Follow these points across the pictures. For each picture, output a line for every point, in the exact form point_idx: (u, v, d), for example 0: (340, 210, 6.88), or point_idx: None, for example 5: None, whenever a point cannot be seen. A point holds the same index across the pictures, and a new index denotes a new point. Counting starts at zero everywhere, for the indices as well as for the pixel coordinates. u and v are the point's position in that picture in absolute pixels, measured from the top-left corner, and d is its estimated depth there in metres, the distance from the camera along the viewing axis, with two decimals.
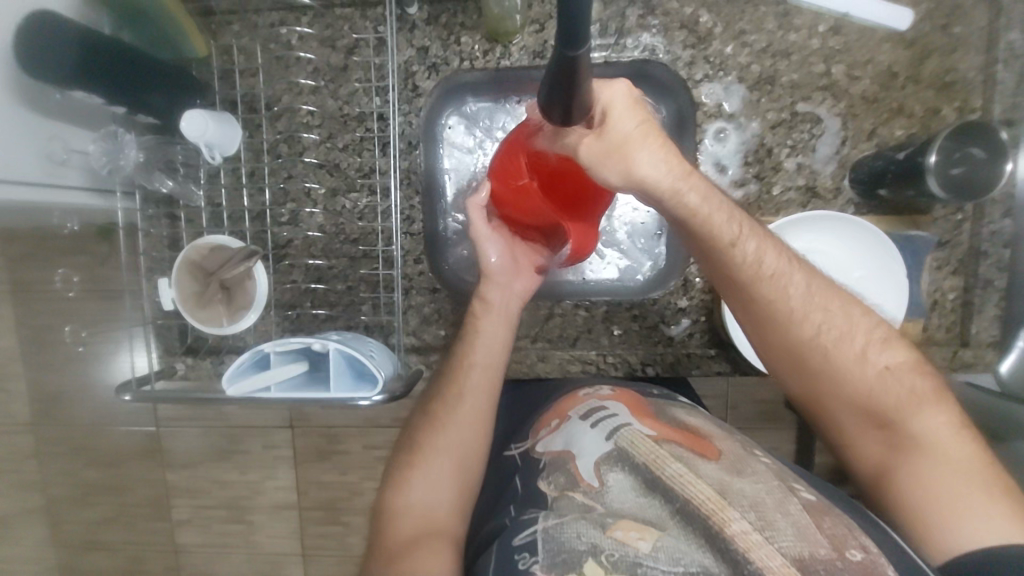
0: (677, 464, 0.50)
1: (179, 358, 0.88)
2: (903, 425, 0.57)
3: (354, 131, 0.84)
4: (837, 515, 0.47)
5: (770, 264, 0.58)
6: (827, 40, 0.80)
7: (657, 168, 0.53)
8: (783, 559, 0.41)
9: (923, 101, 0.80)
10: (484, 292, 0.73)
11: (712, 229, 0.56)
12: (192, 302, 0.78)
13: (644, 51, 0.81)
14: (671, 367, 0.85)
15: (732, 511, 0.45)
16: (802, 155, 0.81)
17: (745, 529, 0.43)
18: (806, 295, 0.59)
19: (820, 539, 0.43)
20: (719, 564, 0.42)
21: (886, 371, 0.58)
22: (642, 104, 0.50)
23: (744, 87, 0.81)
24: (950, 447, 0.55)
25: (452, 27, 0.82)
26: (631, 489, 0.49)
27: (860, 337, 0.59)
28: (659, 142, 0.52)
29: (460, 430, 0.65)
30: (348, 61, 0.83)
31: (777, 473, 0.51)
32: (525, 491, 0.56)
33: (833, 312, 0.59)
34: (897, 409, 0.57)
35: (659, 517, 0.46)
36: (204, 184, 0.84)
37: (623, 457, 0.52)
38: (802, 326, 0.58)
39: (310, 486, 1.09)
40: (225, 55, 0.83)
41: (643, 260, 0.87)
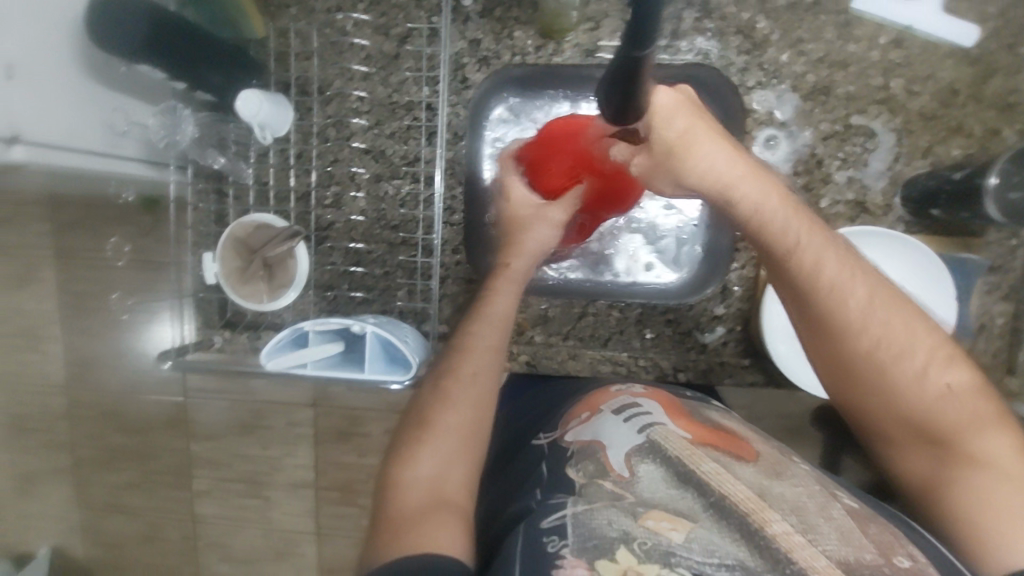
0: (711, 462, 0.50)
1: (218, 331, 0.90)
2: (959, 441, 0.54)
3: (402, 119, 0.85)
4: (881, 523, 0.46)
5: (833, 273, 0.55)
6: (887, 53, 0.78)
7: (713, 168, 0.55)
8: (828, 560, 0.41)
9: (983, 121, 0.78)
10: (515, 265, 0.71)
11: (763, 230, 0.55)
12: (233, 278, 0.80)
13: (698, 54, 0.80)
14: (703, 374, 0.86)
15: (773, 513, 0.45)
16: (853, 168, 0.79)
17: (787, 530, 0.43)
18: (866, 304, 0.55)
19: (867, 544, 0.43)
20: (759, 561, 0.41)
21: (946, 390, 0.54)
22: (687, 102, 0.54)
23: (797, 96, 0.79)
24: (1010, 466, 0.52)
25: (506, 21, 0.83)
26: (662, 480, 0.49)
27: (920, 350, 0.55)
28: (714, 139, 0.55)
29: (473, 402, 0.61)
30: (401, 50, 0.84)
31: (818, 479, 0.51)
32: (551, 477, 0.56)
33: (894, 325, 0.55)
34: (954, 424, 0.54)
35: (691, 509, 0.46)
36: (253, 163, 0.85)
37: (654, 450, 0.53)
38: (860, 336, 0.54)
39: (328, 466, 1.07)
40: (281, 37, 0.84)
41: (678, 266, 0.87)
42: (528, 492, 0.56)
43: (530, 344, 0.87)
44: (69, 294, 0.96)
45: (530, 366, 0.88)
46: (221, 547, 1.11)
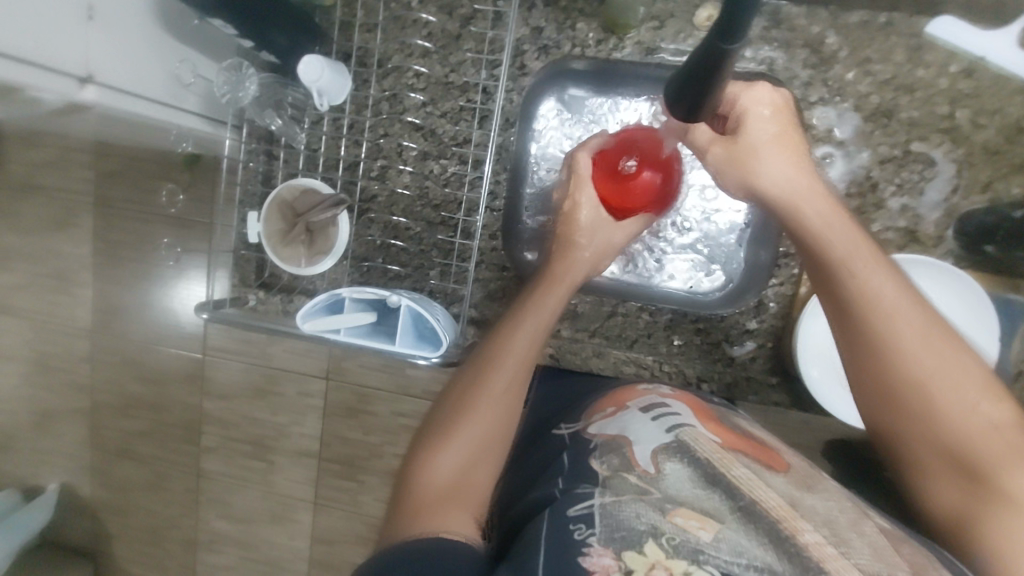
0: (743, 468, 0.50)
1: (253, 291, 0.91)
2: (999, 480, 0.49)
3: (456, 99, 0.85)
4: (915, 545, 0.45)
5: (882, 288, 0.54)
6: (957, 82, 0.76)
7: (783, 178, 0.61)
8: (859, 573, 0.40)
9: None
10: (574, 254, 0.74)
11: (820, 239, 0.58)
12: (276, 239, 0.82)
13: (761, 64, 0.79)
14: (729, 388, 0.84)
15: (804, 523, 0.44)
16: (907, 196, 0.78)
17: (819, 540, 0.43)
18: (913, 326, 0.53)
19: (899, 562, 0.42)
20: (787, 565, 0.41)
21: (990, 423, 0.51)
22: (777, 116, 0.61)
23: (859, 117, 0.78)
24: None
25: (571, 11, 0.83)
26: (687, 480, 0.49)
27: (968, 379, 0.52)
28: (790, 158, 0.61)
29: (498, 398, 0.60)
30: (463, 30, 0.84)
31: (850, 497, 0.50)
32: (574, 465, 0.56)
33: (942, 350, 0.53)
34: (996, 462, 0.50)
35: (717, 509, 0.46)
36: (306, 127, 0.86)
37: (682, 449, 0.53)
38: (898, 355, 0.53)
39: (333, 439, 1.05)
40: (346, 7, 0.84)
41: (717, 276, 0.86)
42: (549, 481, 0.56)
43: (557, 338, 0.87)
44: (105, 243, 1.00)
45: (553, 359, 0.87)
46: (223, 505, 1.11)
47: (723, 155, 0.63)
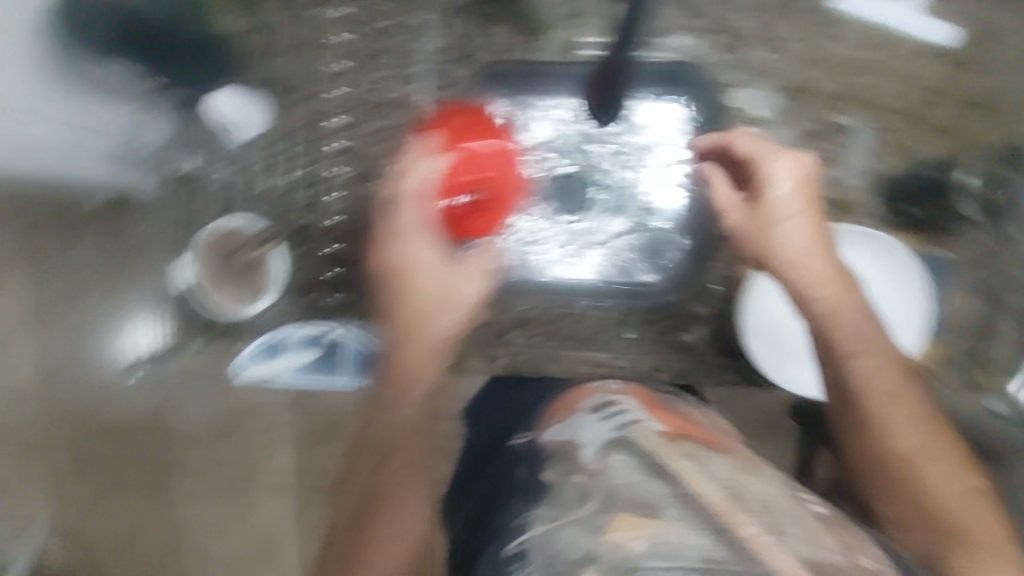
0: (686, 461, 0.51)
1: (188, 340, 0.84)
2: (923, 476, 0.61)
3: (378, 117, 0.83)
4: (850, 529, 0.48)
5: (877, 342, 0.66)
6: (864, 52, 0.78)
7: (798, 240, 0.68)
8: (800, 563, 0.40)
9: (959, 120, 0.78)
10: (412, 295, 0.70)
11: (814, 277, 0.67)
12: (210, 283, 0.81)
13: (681, 53, 0.80)
14: (683, 375, 0.86)
15: (745, 516, 0.43)
16: (830, 166, 0.79)
17: (759, 533, 0.41)
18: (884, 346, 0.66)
19: (835, 547, 0.43)
20: (728, 555, 0.40)
21: (919, 427, 0.63)
22: (808, 188, 0.69)
23: (778, 94, 0.79)
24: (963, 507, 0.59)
25: (486, 18, 0.82)
26: (631, 467, 0.50)
27: (903, 391, 0.64)
28: (805, 223, 0.69)
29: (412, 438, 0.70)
30: (378, 47, 0.82)
31: (785, 484, 0.52)
32: (530, 479, 0.57)
33: (883, 366, 0.65)
34: (924, 460, 0.61)
35: (656, 496, 0.45)
36: (226, 164, 0.83)
37: (628, 443, 0.53)
38: (852, 360, 0.65)
39: None
40: (253, 34, 0.82)
41: (663, 265, 0.86)
42: (506, 501, 0.57)
43: (511, 347, 0.87)
44: None
45: (510, 369, 0.87)
46: (207, 559, 0.85)
47: (748, 212, 0.70)
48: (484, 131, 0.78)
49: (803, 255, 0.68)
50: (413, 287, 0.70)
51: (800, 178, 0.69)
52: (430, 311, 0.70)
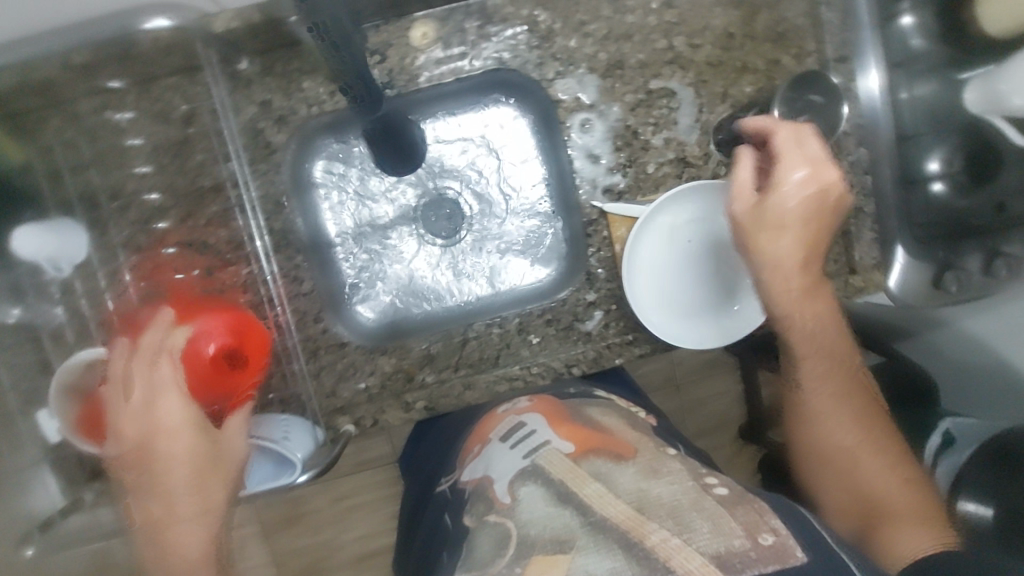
0: (595, 484, 0.52)
1: (86, 487, 0.77)
2: (864, 464, 0.70)
3: (213, 204, 0.79)
4: (753, 503, 0.52)
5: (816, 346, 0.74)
6: (662, 15, 0.81)
7: (786, 248, 0.71)
8: (703, 557, 0.45)
9: (764, 55, 0.83)
10: (161, 472, 0.68)
11: (782, 299, 0.73)
12: (76, 428, 0.71)
13: (492, 62, 0.82)
14: (595, 363, 0.86)
15: (651, 524, 0.48)
16: (667, 130, 0.82)
17: (664, 537, 0.47)
18: (834, 343, 0.74)
19: (736, 530, 0.48)
20: (636, 568, 0.46)
21: (859, 420, 0.72)
22: (823, 190, 0.69)
23: (596, 77, 0.82)
24: (899, 491, 0.68)
25: (291, 75, 0.79)
26: (541, 498, 0.52)
27: (847, 388, 0.73)
28: (798, 232, 0.70)
29: (186, 502, 0.69)
30: (188, 133, 0.78)
31: (691, 470, 0.56)
32: (455, 527, 0.59)
33: (833, 369, 0.74)
34: (865, 453, 0.71)
35: (569, 530, 0.49)
36: (59, 300, 0.76)
37: (537, 472, 0.55)
38: (806, 363, 0.74)
39: (288, 555, 1.13)
40: (49, 156, 0.76)
41: (546, 260, 0.89)
42: (440, 553, 0.59)
43: (423, 388, 0.84)
44: None
45: (429, 410, 0.84)
46: None
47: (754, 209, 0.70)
48: (194, 313, 0.74)
49: (783, 252, 0.71)
50: (157, 452, 0.68)
51: (808, 186, 0.68)
52: (181, 478, 0.68)
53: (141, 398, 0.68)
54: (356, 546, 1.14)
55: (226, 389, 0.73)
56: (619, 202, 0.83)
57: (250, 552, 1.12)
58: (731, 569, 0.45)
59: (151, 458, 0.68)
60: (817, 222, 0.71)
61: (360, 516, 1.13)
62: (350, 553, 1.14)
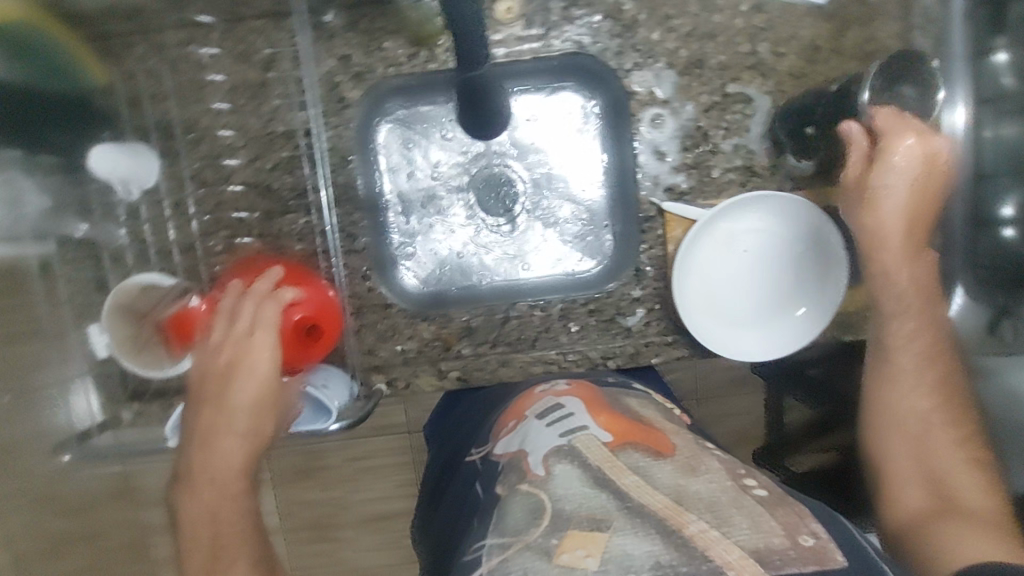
0: (632, 475, 0.52)
1: (125, 406, 0.81)
2: (941, 477, 0.71)
3: (281, 150, 0.80)
4: (791, 504, 0.51)
5: (902, 335, 0.76)
6: (751, 19, 0.80)
7: (892, 210, 0.73)
8: (743, 551, 0.45)
9: (848, 73, 0.81)
10: (232, 393, 0.71)
11: (882, 261, 0.75)
12: (126, 348, 0.74)
13: (571, 44, 0.81)
14: (632, 358, 0.87)
15: (690, 514, 0.48)
16: (737, 136, 0.81)
17: (703, 528, 0.46)
18: (919, 354, 0.76)
19: (776, 528, 0.47)
20: (675, 554, 0.45)
21: (939, 431, 0.74)
22: (925, 156, 0.71)
23: (674, 73, 0.81)
24: (975, 503, 0.68)
25: (374, 33, 0.80)
26: (576, 478, 0.53)
27: (929, 401, 0.75)
28: (906, 191, 0.73)
29: (240, 419, 0.71)
30: (267, 77, 0.79)
31: (728, 468, 0.56)
32: (486, 496, 0.59)
33: (919, 378, 0.75)
34: (942, 467, 0.72)
35: (606, 510, 0.49)
36: (125, 222, 0.79)
37: (574, 454, 0.56)
38: (892, 367, 0.77)
39: (298, 506, 1.15)
40: (130, 81, 0.77)
41: (596, 253, 0.88)
42: (468, 520, 0.59)
43: (459, 358, 0.86)
44: None
45: (461, 381, 0.86)
46: None
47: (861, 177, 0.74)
48: (301, 277, 0.77)
49: (886, 219, 0.74)
50: (234, 369, 0.71)
51: (915, 153, 0.71)
52: (244, 409, 0.71)
53: (245, 327, 0.71)
54: (366, 507, 1.17)
55: (295, 352, 0.76)
56: (678, 201, 0.83)
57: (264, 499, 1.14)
58: (771, 566, 0.44)
59: (228, 371, 0.71)
60: (918, 186, 0.73)
61: (372, 479, 1.14)
62: (360, 513, 1.16)
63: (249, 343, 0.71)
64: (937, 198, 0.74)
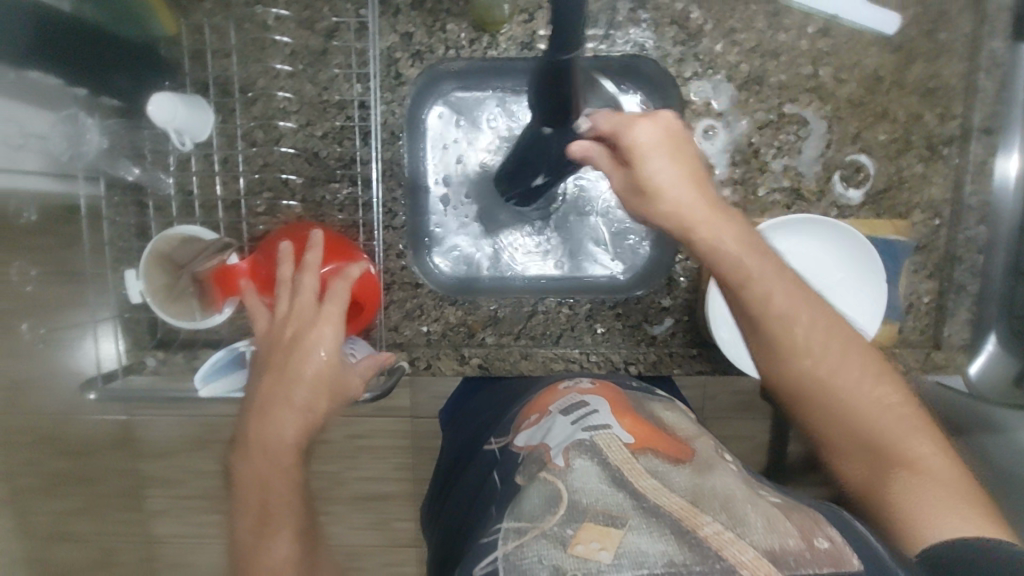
0: (650, 478, 0.52)
1: (149, 353, 0.83)
2: (893, 449, 0.60)
3: (334, 119, 0.81)
4: (805, 512, 0.52)
5: (774, 302, 0.60)
6: (816, 42, 0.80)
7: (677, 201, 0.55)
8: (756, 551, 0.45)
9: (907, 107, 0.81)
10: (294, 367, 0.62)
11: (750, 269, 0.59)
12: (161, 296, 0.75)
13: (634, 46, 0.81)
14: (653, 366, 0.87)
15: (705, 516, 0.48)
16: (788, 156, 0.81)
17: (717, 530, 0.47)
18: (811, 328, 0.61)
19: (791, 531, 0.48)
20: (687, 552, 0.45)
21: (876, 399, 0.61)
22: (676, 136, 0.54)
23: (733, 86, 0.80)
24: (937, 470, 0.58)
25: (439, 13, 0.80)
26: (594, 474, 0.53)
27: (858, 368, 0.61)
28: (676, 171, 0.55)
29: (300, 392, 0.62)
30: (329, 45, 0.80)
31: (747, 482, 0.55)
32: (503, 485, 0.59)
33: (831, 349, 0.61)
34: (888, 433, 0.60)
35: (621, 508, 0.49)
36: (173, 171, 0.80)
37: (594, 450, 0.56)
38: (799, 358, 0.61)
39: None
40: (196, 34, 0.78)
41: (628, 259, 0.89)
42: (485, 506, 0.60)
43: (482, 346, 0.86)
44: None
45: (482, 368, 0.87)
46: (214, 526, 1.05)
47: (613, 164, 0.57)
48: (347, 251, 0.73)
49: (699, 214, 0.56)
50: (297, 339, 0.63)
51: (663, 137, 0.54)
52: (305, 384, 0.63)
53: (311, 301, 0.65)
54: (358, 485, 1.13)
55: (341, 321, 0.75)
56: None
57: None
58: (786, 566, 0.45)
59: (293, 340, 0.63)
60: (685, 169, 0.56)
61: (369, 459, 1.10)
62: (350, 491, 1.12)
63: (310, 316, 0.65)
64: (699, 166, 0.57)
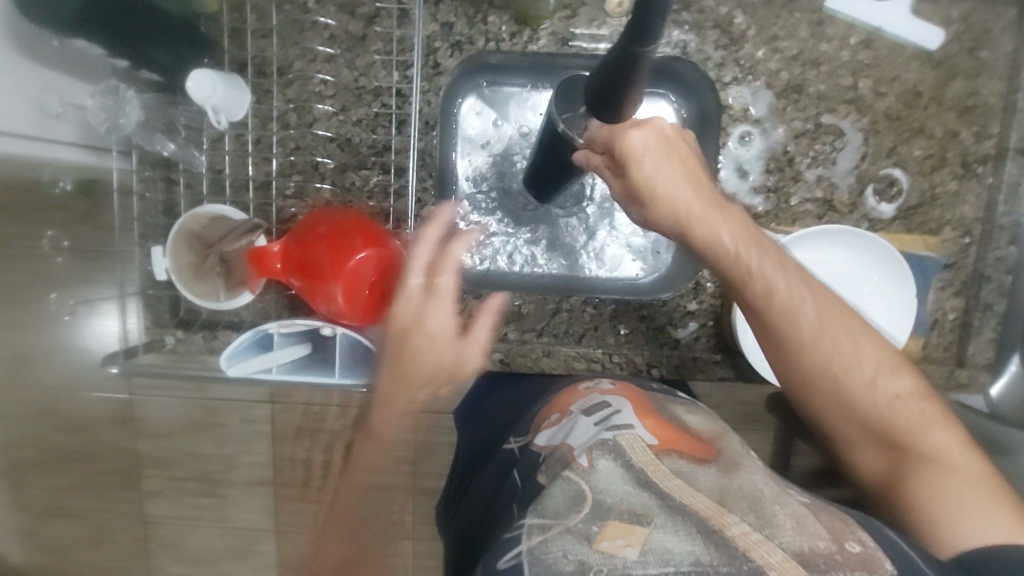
0: (674, 478, 0.52)
1: (168, 331, 0.81)
2: (912, 442, 0.61)
3: (370, 105, 0.80)
4: (834, 511, 0.52)
5: (777, 299, 0.63)
6: (858, 53, 0.80)
7: (674, 195, 0.62)
8: (785, 552, 0.45)
9: (944, 123, 0.81)
10: (417, 358, 0.63)
11: (748, 260, 0.63)
12: (186, 274, 0.74)
13: (675, 47, 0.80)
14: (676, 370, 0.86)
15: (731, 516, 0.48)
16: (822, 167, 0.81)
17: (744, 530, 0.47)
18: (818, 322, 0.63)
19: (820, 532, 0.48)
20: (714, 552, 0.45)
21: (894, 398, 0.63)
22: (666, 139, 0.62)
23: (772, 93, 0.80)
24: (958, 460, 0.59)
25: (480, 5, 0.80)
26: (619, 475, 0.52)
27: (869, 363, 0.63)
28: (670, 168, 0.62)
29: (414, 382, 0.63)
30: (368, 31, 0.79)
31: (773, 480, 0.55)
32: (525, 484, 0.59)
33: (842, 342, 0.63)
34: (906, 428, 0.62)
35: (646, 507, 0.49)
36: (207, 149, 0.79)
37: (617, 451, 0.55)
38: (808, 349, 0.64)
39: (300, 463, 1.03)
40: (236, 12, 0.77)
41: (653, 262, 0.88)
42: (507, 504, 0.59)
43: (504, 342, 0.86)
44: None
45: (503, 364, 0.86)
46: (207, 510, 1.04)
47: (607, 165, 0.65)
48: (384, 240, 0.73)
49: (684, 202, 0.62)
50: (412, 329, 0.63)
51: (653, 142, 0.62)
52: (422, 376, 0.63)
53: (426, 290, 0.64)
54: None
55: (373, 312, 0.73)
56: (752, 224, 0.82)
57: (255, 446, 1.00)
58: (815, 568, 0.44)
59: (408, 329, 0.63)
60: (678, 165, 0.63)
61: None
62: None
63: (428, 303, 0.64)
64: (702, 168, 0.64)
